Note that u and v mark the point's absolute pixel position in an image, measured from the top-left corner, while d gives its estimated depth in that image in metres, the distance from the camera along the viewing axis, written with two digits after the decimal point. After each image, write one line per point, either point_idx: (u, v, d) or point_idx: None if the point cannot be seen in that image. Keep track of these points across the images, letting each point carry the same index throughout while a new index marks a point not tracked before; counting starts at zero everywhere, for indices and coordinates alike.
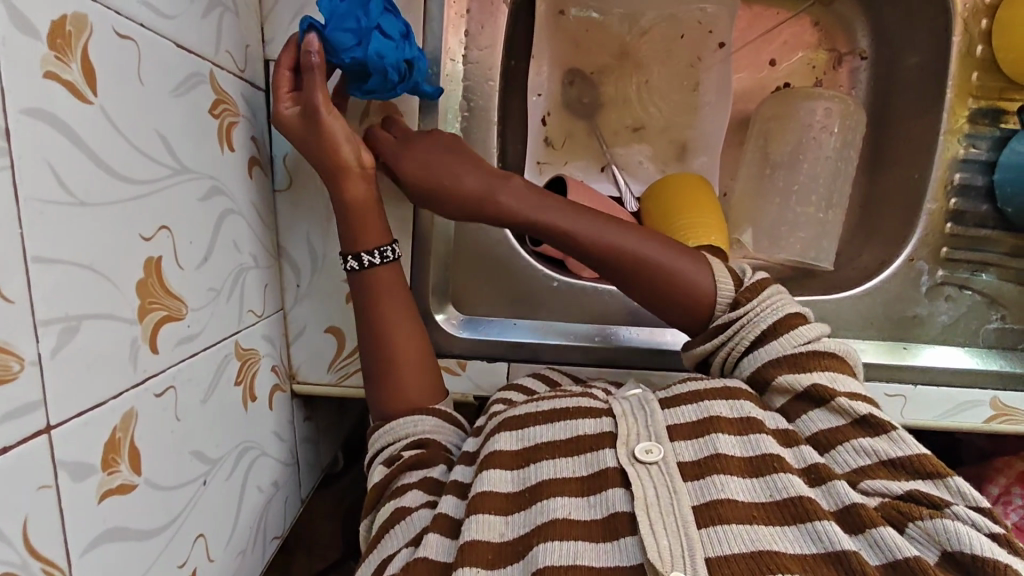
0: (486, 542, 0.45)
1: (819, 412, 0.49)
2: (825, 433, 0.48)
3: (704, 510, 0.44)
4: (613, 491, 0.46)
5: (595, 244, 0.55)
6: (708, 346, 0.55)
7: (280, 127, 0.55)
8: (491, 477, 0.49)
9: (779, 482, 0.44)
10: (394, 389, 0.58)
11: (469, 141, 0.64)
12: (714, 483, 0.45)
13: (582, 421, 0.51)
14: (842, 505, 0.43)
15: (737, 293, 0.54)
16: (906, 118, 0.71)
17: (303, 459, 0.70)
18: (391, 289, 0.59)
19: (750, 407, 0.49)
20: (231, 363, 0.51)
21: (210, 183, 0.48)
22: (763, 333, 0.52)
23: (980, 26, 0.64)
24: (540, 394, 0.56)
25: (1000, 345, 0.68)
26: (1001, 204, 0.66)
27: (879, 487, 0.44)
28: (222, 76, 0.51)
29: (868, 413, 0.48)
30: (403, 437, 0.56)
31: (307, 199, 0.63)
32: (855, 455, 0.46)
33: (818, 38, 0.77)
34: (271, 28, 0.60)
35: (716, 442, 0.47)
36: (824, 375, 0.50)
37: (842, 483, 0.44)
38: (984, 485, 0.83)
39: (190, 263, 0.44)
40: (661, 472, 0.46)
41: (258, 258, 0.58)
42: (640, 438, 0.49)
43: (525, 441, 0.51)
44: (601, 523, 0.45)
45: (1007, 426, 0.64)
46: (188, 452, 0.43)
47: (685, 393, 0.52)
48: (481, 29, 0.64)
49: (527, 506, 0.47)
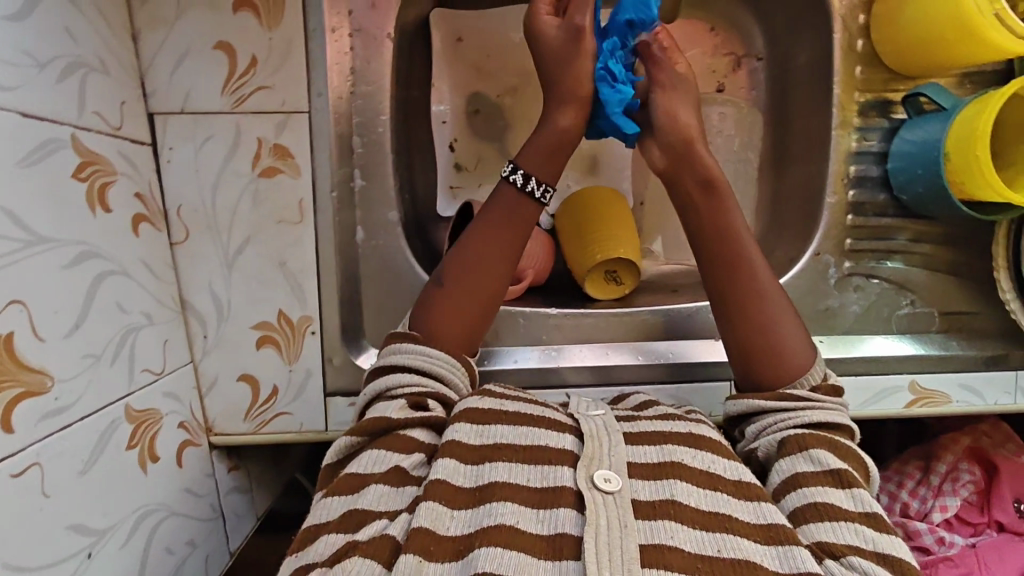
0: (432, 531, 0.43)
1: (817, 488, 0.46)
2: (822, 502, 0.45)
3: (651, 551, 0.42)
4: (565, 511, 0.44)
5: (734, 231, 0.59)
6: (771, 403, 0.53)
7: (535, 32, 0.60)
8: (447, 465, 0.47)
9: (729, 541, 0.43)
10: (461, 323, 0.58)
11: (368, 176, 0.65)
12: (664, 526, 0.43)
13: (544, 433, 0.50)
14: (795, 571, 0.41)
15: (818, 383, 0.55)
16: (803, 116, 0.71)
17: (231, 510, 0.68)
18: (502, 242, 0.60)
19: (712, 458, 0.49)
20: (122, 427, 0.51)
21: (79, 248, 0.48)
22: (828, 425, 0.52)
23: (858, 21, 0.66)
24: (502, 392, 0.56)
25: (912, 329, 0.69)
26: (897, 192, 0.67)
27: (861, 565, 0.41)
28: (90, 138, 0.50)
29: (859, 501, 0.45)
30: (421, 383, 0.54)
31: (206, 249, 0.62)
32: (851, 533, 0.43)
33: (716, 44, 0.76)
34: (152, 81, 0.59)
35: (673, 487, 0.46)
36: (852, 468, 0.48)
37: (803, 551, 0.42)
38: (931, 465, 0.83)
39: (54, 335, 0.44)
40: (615, 503, 0.44)
41: (153, 315, 0.57)
42: (599, 464, 0.47)
43: (484, 437, 0.50)
44: (548, 542, 0.42)
45: (924, 411, 0.67)
46: (64, 526, 0.44)
47: (649, 433, 0.52)
48: (367, 65, 0.65)
49: (476, 505, 0.45)
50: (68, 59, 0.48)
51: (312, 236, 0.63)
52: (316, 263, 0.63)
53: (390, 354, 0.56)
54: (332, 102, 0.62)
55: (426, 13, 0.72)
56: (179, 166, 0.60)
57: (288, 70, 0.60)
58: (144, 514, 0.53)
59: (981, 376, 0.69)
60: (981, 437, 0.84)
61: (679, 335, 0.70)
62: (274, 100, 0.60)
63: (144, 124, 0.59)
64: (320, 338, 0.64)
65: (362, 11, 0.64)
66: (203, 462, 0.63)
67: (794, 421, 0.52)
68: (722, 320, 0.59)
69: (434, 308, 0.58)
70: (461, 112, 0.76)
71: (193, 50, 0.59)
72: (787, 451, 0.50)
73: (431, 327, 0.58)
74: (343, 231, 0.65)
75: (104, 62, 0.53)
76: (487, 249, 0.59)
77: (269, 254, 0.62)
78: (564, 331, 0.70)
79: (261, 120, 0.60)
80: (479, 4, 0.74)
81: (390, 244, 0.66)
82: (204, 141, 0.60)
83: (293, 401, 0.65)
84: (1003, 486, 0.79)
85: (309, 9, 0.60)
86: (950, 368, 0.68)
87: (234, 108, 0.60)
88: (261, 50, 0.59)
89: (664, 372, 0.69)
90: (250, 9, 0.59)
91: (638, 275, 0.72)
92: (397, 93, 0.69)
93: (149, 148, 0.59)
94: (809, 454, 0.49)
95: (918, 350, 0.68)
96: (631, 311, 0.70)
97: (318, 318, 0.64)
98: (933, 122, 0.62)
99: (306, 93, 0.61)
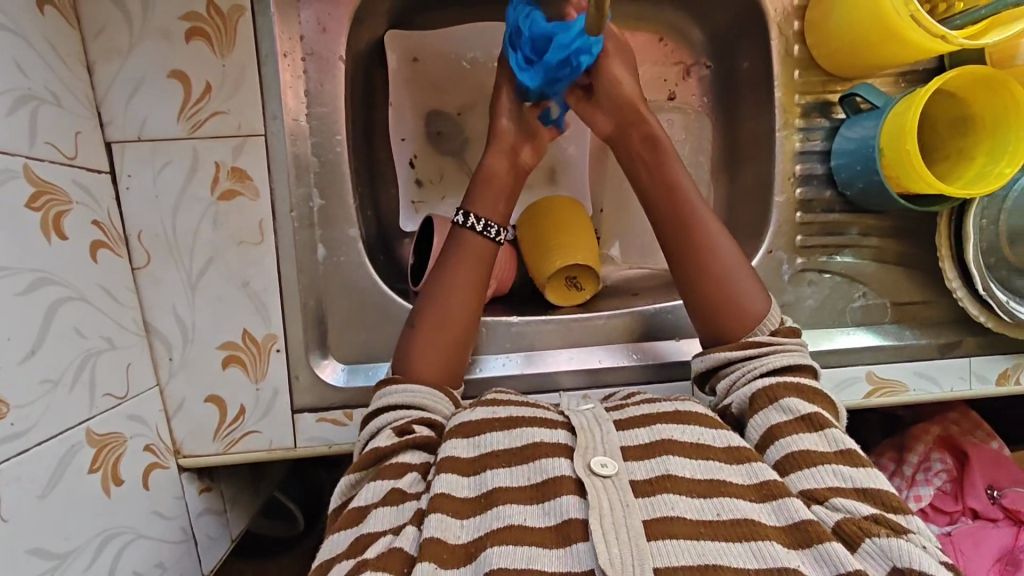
0: (443, 539, 0.45)
1: (796, 436, 0.50)
2: (800, 451, 0.49)
3: (655, 524, 0.45)
4: (567, 498, 0.47)
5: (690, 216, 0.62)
6: (737, 353, 0.58)
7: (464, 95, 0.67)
8: (447, 479, 0.50)
9: (726, 504, 0.46)
10: (441, 360, 0.61)
11: (327, 195, 0.67)
12: (664, 500, 0.46)
13: (536, 430, 0.53)
14: (791, 522, 0.45)
15: (777, 327, 0.59)
16: (750, 119, 0.74)
17: (204, 532, 0.68)
18: (456, 310, 0.62)
19: (701, 431, 0.52)
20: (82, 451, 0.52)
21: (35, 276, 0.49)
22: (792, 368, 0.56)
23: (793, 27, 0.69)
24: (496, 398, 0.58)
25: (867, 321, 0.71)
26: (842, 189, 0.69)
27: (845, 506, 0.45)
28: (43, 168, 0.51)
29: (835, 442, 0.49)
30: (411, 413, 0.56)
31: (167, 274, 0.63)
32: (833, 475, 0.47)
33: (666, 54, 0.79)
34: (108, 110, 0.60)
35: (667, 462, 0.49)
36: (822, 411, 0.52)
37: (796, 502, 0.46)
38: (904, 455, 0.84)
39: (8, 360, 0.45)
40: (615, 486, 0.47)
41: (114, 339, 0.57)
42: (595, 453, 0.50)
43: (481, 448, 0.52)
44: (555, 531, 0.45)
45: (882, 399, 0.68)
46: (24, 549, 0.44)
47: (637, 417, 0.55)
48: (321, 87, 0.66)
49: (482, 511, 0.48)
50: (19, 91, 0.50)
51: (272, 256, 0.64)
52: (277, 281, 0.64)
53: (381, 397, 0.58)
54: (287, 124, 0.64)
55: (380, 35, 0.74)
56: (138, 193, 0.61)
57: (243, 95, 0.62)
58: (109, 538, 0.53)
59: (937, 364, 0.70)
60: (951, 425, 0.86)
61: (640, 337, 0.71)
62: (230, 124, 0.62)
63: (102, 153, 0.60)
64: (286, 355, 0.65)
65: (314, 35, 0.66)
66: (172, 484, 0.63)
67: (758, 371, 0.56)
68: (677, 263, 0.63)
69: (411, 351, 0.60)
70: (421, 129, 0.78)
71: (148, 79, 0.60)
72: (758, 406, 0.53)
73: (409, 365, 0.60)
74: (304, 249, 0.65)
75: (58, 94, 0.54)
76: (456, 302, 0.62)
77: (230, 276, 0.63)
78: (526, 338, 0.71)
79: (217, 144, 0.62)
80: (432, 25, 0.76)
81: (350, 260, 0.67)
82: (162, 167, 0.61)
83: (261, 419, 0.65)
84: (975, 473, 0.80)
85: (260, 36, 0.62)
86: (906, 358, 0.70)
87: (191, 133, 0.61)
88: (215, 77, 0.61)
89: (630, 374, 0.70)
90: (202, 37, 0.61)
91: (598, 281, 0.74)
92: (353, 113, 0.71)
93: (107, 176, 0.60)
94: (776, 401, 0.53)
95: (876, 341, 0.70)
96: (590, 316, 0.71)
97: (282, 336, 0.65)
98: (868, 119, 0.65)
99: (260, 117, 0.62)
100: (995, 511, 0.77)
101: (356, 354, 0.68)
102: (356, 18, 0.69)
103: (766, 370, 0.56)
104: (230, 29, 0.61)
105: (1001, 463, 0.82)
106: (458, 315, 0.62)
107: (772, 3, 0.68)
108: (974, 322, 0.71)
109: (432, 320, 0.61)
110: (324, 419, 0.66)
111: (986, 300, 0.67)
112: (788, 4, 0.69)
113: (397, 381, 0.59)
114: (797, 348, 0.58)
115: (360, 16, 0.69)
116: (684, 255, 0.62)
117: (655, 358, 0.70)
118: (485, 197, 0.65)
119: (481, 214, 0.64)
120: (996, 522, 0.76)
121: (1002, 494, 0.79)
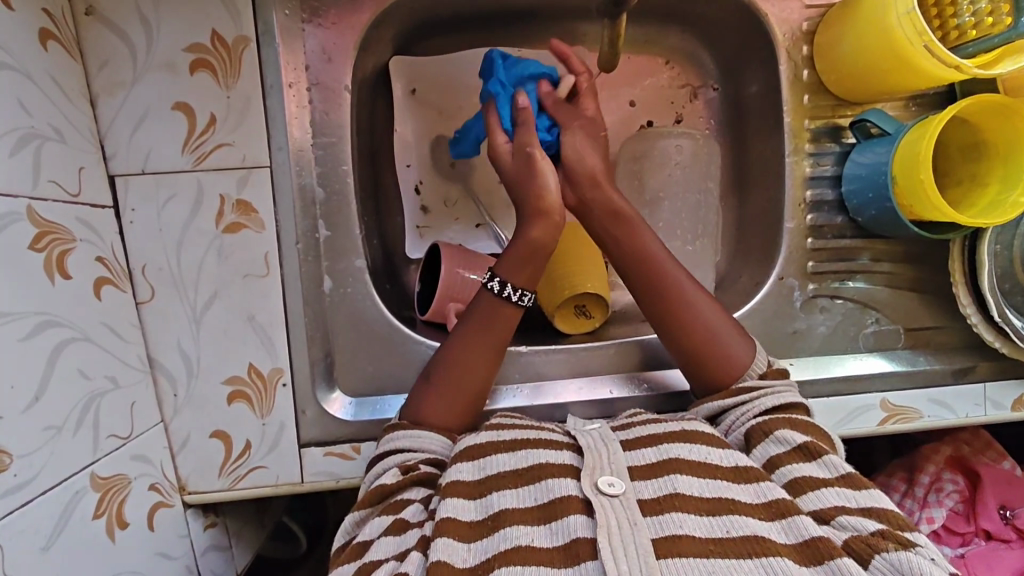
0: (449, 563, 0.44)
1: (802, 462, 0.51)
2: (801, 477, 0.50)
3: (664, 543, 0.44)
4: (575, 517, 0.46)
5: (652, 256, 0.63)
6: (730, 401, 0.58)
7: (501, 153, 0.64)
8: (453, 504, 0.49)
9: (734, 522, 0.45)
10: (449, 412, 0.59)
11: (332, 225, 0.66)
12: (672, 518, 0.45)
13: (542, 451, 0.52)
14: (802, 539, 0.44)
15: (765, 370, 0.60)
16: (759, 142, 0.73)
17: (209, 568, 0.67)
18: (475, 364, 0.60)
19: (708, 450, 0.52)
20: (87, 496, 0.51)
21: (38, 319, 0.48)
22: (783, 408, 0.57)
23: (802, 52, 0.68)
24: (501, 422, 0.57)
25: (880, 346, 0.70)
26: (853, 214, 0.68)
27: (851, 523, 0.45)
28: (46, 207, 0.50)
29: (843, 471, 0.49)
30: (420, 452, 0.56)
31: (173, 308, 0.62)
32: (837, 496, 0.48)
33: (672, 77, 0.78)
34: (112, 143, 0.59)
35: (675, 481, 0.48)
36: (816, 439, 0.52)
37: (806, 519, 0.45)
38: (916, 476, 0.83)
39: (11, 410, 0.44)
40: (622, 505, 0.46)
41: (118, 378, 0.56)
42: (602, 472, 0.49)
43: (486, 470, 0.51)
44: (563, 551, 0.44)
45: (897, 426, 0.67)
46: None
47: (643, 437, 0.54)
48: (326, 116, 0.66)
49: (490, 534, 0.47)
50: (23, 130, 0.49)
51: (278, 288, 0.63)
52: (283, 313, 0.63)
53: (387, 442, 0.57)
54: (293, 155, 0.63)
55: (385, 62, 0.73)
56: (142, 226, 0.60)
57: (248, 127, 0.61)
58: None
59: (950, 390, 0.70)
60: (963, 445, 0.85)
61: (650, 364, 0.71)
62: (235, 156, 0.61)
63: (105, 187, 0.59)
64: (292, 388, 0.64)
65: (319, 65, 0.65)
66: (176, 522, 0.62)
67: (753, 412, 0.56)
68: (637, 290, 0.63)
69: (423, 399, 0.59)
70: (426, 154, 0.77)
71: (152, 112, 0.59)
72: (755, 441, 0.54)
73: (419, 413, 0.59)
74: (310, 281, 0.64)
75: (62, 130, 0.54)
76: (472, 358, 0.60)
77: (235, 309, 0.62)
78: (535, 368, 0.70)
79: (222, 176, 0.61)
80: (438, 50, 0.76)
81: (357, 290, 0.67)
82: (166, 200, 0.60)
83: (267, 454, 0.64)
84: (986, 494, 0.79)
85: (266, 67, 0.61)
86: (919, 383, 0.69)
87: (195, 165, 0.60)
88: (219, 108, 0.60)
89: (641, 403, 0.69)
90: (207, 69, 0.60)
91: (605, 307, 0.73)
92: (357, 141, 0.70)
93: (111, 210, 0.59)
94: (770, 439, 0.53)
95: (890, 367, 0.69)
96: (599, 345, 0.71)
97: (289, 370, 0.64)
98: (881, 145, 0.64)
99: (265, 148, 0.61)
100: (1008, 532, 0.76)
101: (363, 387, 0.67)
102: (361, 45, 0.68)
103: (755, 412, 0.56)
104: (235, 60, 0.60)
105: (1014, 485, 0.80)
106: (476, 372, 0.60)
107: (781, 27, 0.68)
108: (986, 347, 0.70)
109: (450, 371, 0.60)
110: (331, 453, 0.65)
111: (1001, 326, 0.66)
112: (797, 28, 0.68)
113: (404, 426, 0.58)
114: (786, 389, 0.58)
115: (365, 44, 0.69)
116: (643, 286, 0.63)
117: (667, 386, 0.69)
118: (514, 263, 0.62)
119: (514, 283, 0.61)
120: (1010, 544, 0.76)
121: (1014, 515, 0.78)
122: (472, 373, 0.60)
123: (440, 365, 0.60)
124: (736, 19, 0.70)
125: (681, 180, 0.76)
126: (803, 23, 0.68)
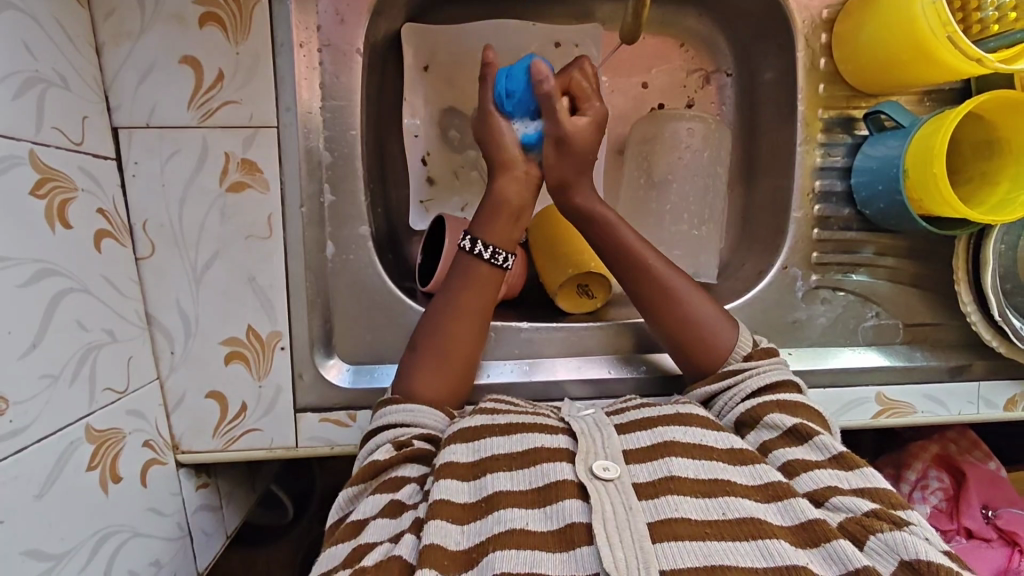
0: (443, 546, 0.44)
1: (798, 446, 0.51)
2: (795, 460, 0.50)
3: (659, 526, 0.43)
4: (571, 502, 0.45)
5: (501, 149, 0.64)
6: (715, 386, 0.58)
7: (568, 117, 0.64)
8: (447, 484, 0.48)
9: (730, 504, 0.45)
10: (429, 379, 0.59)
11: (337, 191, 0.65)
12: (668, 502, 0.45)
13: (536, 435, 0.52)
14: (798, 522, 0.44)
15: (750, 351, 0.60)
16: (770, 130, 0.72)
17: (199, 528, 0.67)
18: (461, 321, 0.61)
19: (703, 433, 0.51)
20: (81, 449, 0.50)
21: (37, 266, 0.47)
22: (770, 387, 0.57)
23: (820, 39, 0.67)
24: (495, 406, 0.57)
25: (878, 340, 0.70)
26: (860, 207, 0.68)
27: (845, 505, 0.45)
28: (50, 154, 0.49)
29: (840, 452, 0.49)
30: (415, 429, 0.56)
31: (173, 267, 0.61)
32: (829, 477, 0.47)
33: (686, 60, 0.77)
34: (116, 95, 0.58)
35: (670, 464, 0.48)
36: (804, 420, 0.53)
37: (802, 502, 0.45)
38: (901, 473, 0.84)
39: (9, 355, 0.44)
40: (617, 489, 0.46)
41: (115, 332, 0.56)
42: (597, 457, 0.49)
43: (480, 452, 0.51)
44: (559, 535, 0.44)
45: (890, 420, 0.67)
46: (20, 551, 0.43)
47: (637, 421, 0.54)
48: (336, 79, 0.65)
49: (484, 516, 0.46)
50: (27, 74, 0.48)
51: (281, 251, 0.62)
52: (284, 277, 0.62)
53: (380, 416, 0.57)
54: (300, 117, 0.62)
55: (397, 29, 0.72)
56: (145, 181, 0.59)
57: (256, 85, 0.60)
58: (106, 536, 0.52)
59: (945, 387, 0.70)
60: (949, 444, 0.85)
61: (647, 347, 0.71)
62: (241, 114, 0.60)
63: (107, 138, 0.58)
64: (290, 353, 0.64)
65: (331, 26, 0.64)
66: (168, 480, 0.62)
67: (739, 395, 0.57)
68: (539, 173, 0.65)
69: (414, 372, 0.60)
70: (435, 126, 0.76)
71: (159, 65, 0.58)
72: (747, 429, 0.54)
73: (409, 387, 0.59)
74: (312, 244, 0.64)
75: (65, 76, 0.52)
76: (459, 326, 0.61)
77: (236, 270, 0.62)
78: (533, 345, 0.69)
79: (228, 135, 0.60)
80: (451, 19, 0.75)
81: (359, 258, 0.66)
82: (170, 155, 0.59)
83: (262, 417, 0.64)
84: (971, 492, 0.79)
85: (277, 24, 0.60)
86: (914, 379, 0.70)
87: (201, 122, 0.59)
88: (228, 65, 0.59)
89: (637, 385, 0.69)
90: (217, 23, 0.58)
91: (609, 289, 0.73)
92: (366, 108, 0.69)
93: (114, 162, 0.58)
94: (756, 431, 0.53)
95: (886, 361, 0.69)
96: (600, 324, 0.71)
97: (287, 333, 0.63)
98: (893, 139, 0.64)
99: (274, 108, 0.60)
100: (988, 531, 0.76)
101: (362, 354, 0.67)
102: (374, 9, 0.67)
103: (737, 397, 0.57)
104: (246, 16, 0.59)
105: (997, 485, 0.81)
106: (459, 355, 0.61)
107: (800, 14, 0.67)
108: (983, 346, 0.71)
109: (439, 353, 0.60)
110: (326, 419, 0.65)
111: (1000, 326, 0.66)
112: (817, 15, 0.67)
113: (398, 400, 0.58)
114: (772, 368, 0.58)
115: (378, 9, 0.68)
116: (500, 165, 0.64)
117: (662, 370, 0.69)
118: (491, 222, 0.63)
119: (488, 241, 0.62)
120: (990, 542, 0.76)
121: (996, 515, 0.78)
122: (455, 351, 0.60)
123: (444, 336, 0.61)
124: (754, 4, 0.69)
125: (691, 165, 0.74)
126: (824, 11, 0.67)
